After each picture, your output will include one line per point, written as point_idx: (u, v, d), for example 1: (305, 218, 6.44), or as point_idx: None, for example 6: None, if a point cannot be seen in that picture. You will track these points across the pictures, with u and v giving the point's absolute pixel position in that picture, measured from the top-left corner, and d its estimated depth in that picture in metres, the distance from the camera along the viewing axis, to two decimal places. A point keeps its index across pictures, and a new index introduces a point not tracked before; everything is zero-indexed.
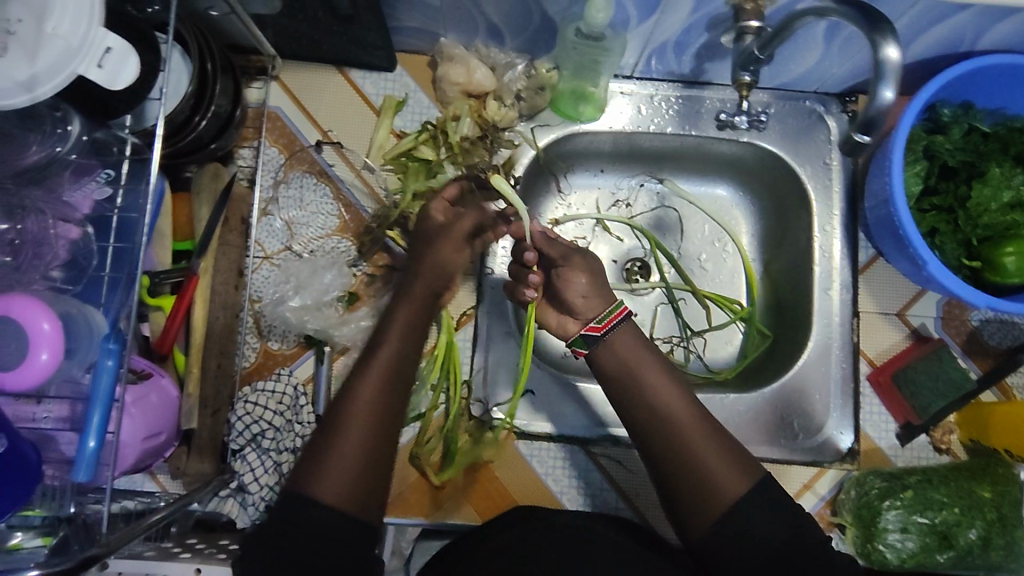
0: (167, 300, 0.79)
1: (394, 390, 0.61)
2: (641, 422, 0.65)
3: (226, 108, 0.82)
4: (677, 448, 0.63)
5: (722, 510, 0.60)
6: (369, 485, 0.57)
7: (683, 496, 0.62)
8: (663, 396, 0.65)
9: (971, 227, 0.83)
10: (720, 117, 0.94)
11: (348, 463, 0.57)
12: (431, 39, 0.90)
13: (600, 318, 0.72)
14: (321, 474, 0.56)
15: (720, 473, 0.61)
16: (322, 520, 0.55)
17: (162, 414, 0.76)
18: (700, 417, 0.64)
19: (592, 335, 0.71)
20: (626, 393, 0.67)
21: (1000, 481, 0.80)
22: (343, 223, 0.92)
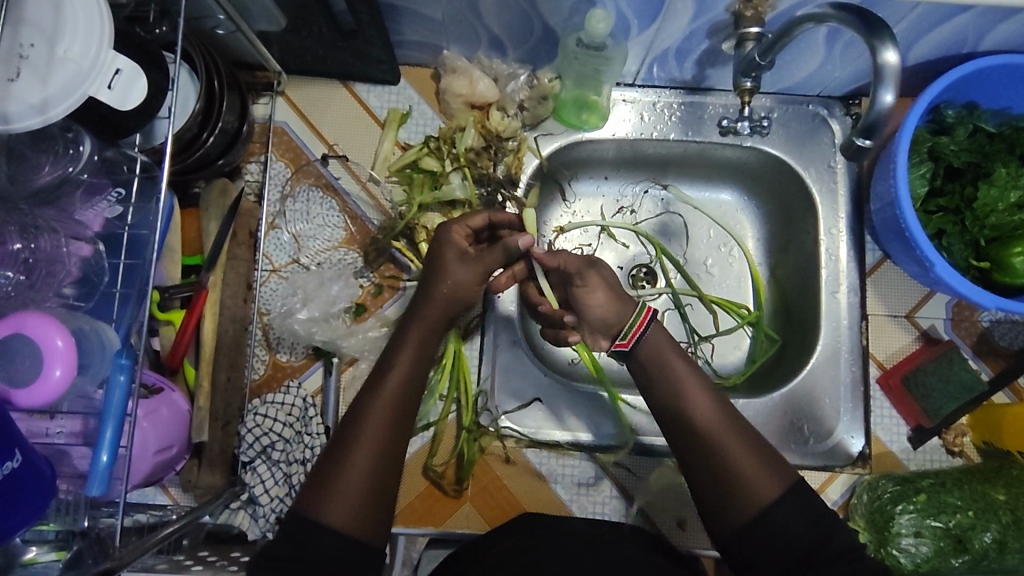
0: (178, 314, 0.81)
1: (399, 417, 0.63)
2: (669, 425, 0.66)
3: (233, 124, 0.83)
4: (706, 451, 0.62)
5: (753, 516, 0.59)
6: (374, 512, 0.59)
7: (710, 497, 0.61)
8: (695, 400, 0.65)
9: (978, 228, 0.82)
10: (722, 123, 0.94)
11: (359, 486, 0.58)
12: (434, 52, 0.91)
13: (624, 332, 0.70)
14: (332, 495, 0.58)
15: (751, 476, 0.60)
16: (326, 540, 0.56)
17: (174, 427, 0.76)
18: (731, 420, 0.64)
19: (620, 351, 0.70)
20: (660, 395, 0.67)
21: (1015, 483, 0.79)
22: (350, 234, 0.92)
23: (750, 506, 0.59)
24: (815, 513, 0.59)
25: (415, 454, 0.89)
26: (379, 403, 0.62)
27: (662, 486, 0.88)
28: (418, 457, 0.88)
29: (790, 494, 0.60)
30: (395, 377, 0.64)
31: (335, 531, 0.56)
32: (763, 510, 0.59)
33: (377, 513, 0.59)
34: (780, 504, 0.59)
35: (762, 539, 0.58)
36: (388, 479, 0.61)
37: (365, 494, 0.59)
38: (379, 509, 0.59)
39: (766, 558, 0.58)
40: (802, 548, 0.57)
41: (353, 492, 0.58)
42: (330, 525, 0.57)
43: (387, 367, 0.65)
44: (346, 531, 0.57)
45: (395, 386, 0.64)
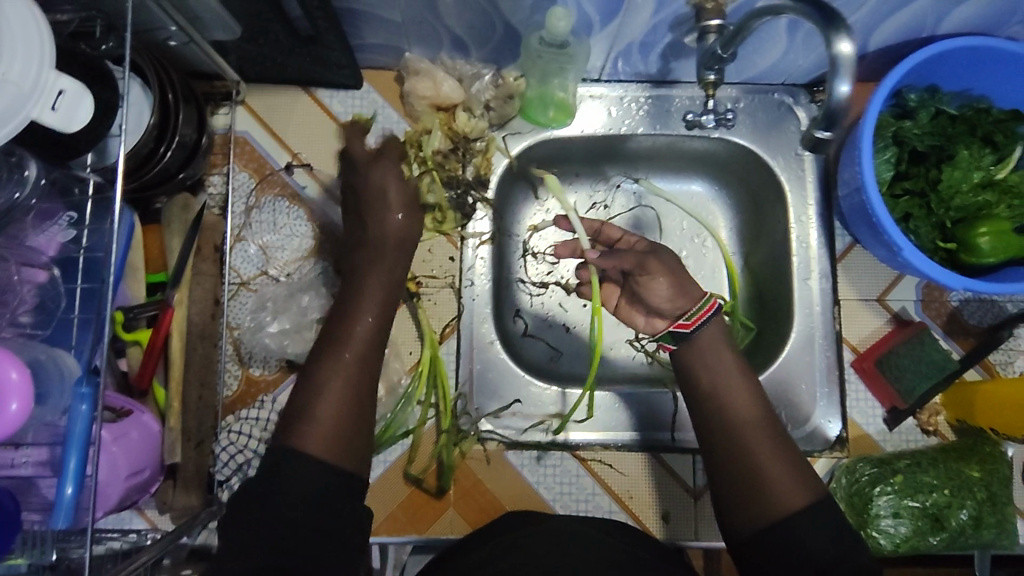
0: (144, 334, 0.79)
1: (368, 363, 0.64)
2: (703, 419, 0.67)
3: (192, 137, 0.81)
4: (735, 448, 0.64)
5: (773, 520, 0.59)
6: (347, 446, 0.60)
7: (736, 493, 0.62)
8: (736, 404, 0.66)
9: (943, 210, 0.83)
10: (687, 117, 0.95)
11: (333, 419, 0.60)
12: (396, 54, 0.90)
13: (690, 313, 0.72)
14: (305, 433, 0.59)
15: (778, 482, 0.61)
16: (308, 477, 0.56)
17: (145, 451, 0.75)
18: (769, 428, 0.64)
19: (681, 332, 0.71)
20: (701, 392, 0.69)
21: (988, 459, 0.81)
22: (318, 243, 0.90)
23: (773, 510, 0.59)
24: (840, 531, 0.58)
25: (395, 463, 0.87)
26: (347, 341, 0.65)
27: (647, 482, 0.87)
28: (399, 465, 0.87)
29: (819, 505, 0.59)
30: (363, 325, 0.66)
31: (313, 463, 0.57)
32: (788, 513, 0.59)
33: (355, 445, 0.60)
34: (806, 511, 0.59)
35: (778, 546, 0.58)
36: (358, 416, 0.61)
37: (337, 430, 0.59)
38: (354, 446, 0.60)
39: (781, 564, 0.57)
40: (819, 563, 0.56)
41: (325, 425, 0.59)
42: (308, 454, 0.57)
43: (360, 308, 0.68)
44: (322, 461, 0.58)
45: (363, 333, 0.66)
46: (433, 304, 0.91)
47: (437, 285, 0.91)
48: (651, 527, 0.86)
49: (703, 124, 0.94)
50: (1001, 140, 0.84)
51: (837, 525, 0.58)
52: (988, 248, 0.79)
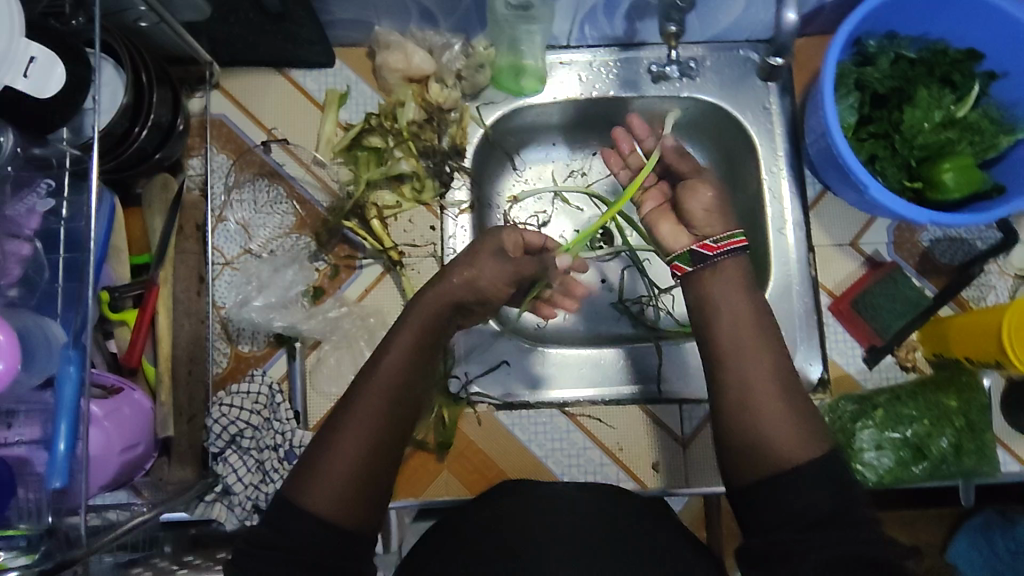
0: (131, 313, 0.80)
1: (392, 408, 0.64)
2: (716, 366, 0.67)
3: (167, 117, 0.82)
4: (742, 398, 0.64)
5: (775, 472, 0.59)
6: (356, 500, 0.60)
7: (739, 445, 0.62)
8: (746, 360, 0.65)
9: (907, 149, 0.85)
10: (652, 70, 0.97)
11: (345, 473, 0.60)
12: (366, 29, 0.92)
13: (716, 239, 0.72)
14: (314, 483, 0.59)
15: (781, 436, 0.60)
16: (308, 523, 0.57)
17: (138, 426, 0.75)
18: (780, 387, 0.64)
19: (702, 254, 0.72)
20: (717, 327, 0.68)
21: (965, 389, 0.83)
22: (300, 219, 0.91)
23: (774, 464, 0.60)
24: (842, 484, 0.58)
25: None
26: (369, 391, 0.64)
27: (635, 433, 0.89)
28: None
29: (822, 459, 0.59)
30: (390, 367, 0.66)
31: (317, 517, 0.58)
32: (790, 468, 0.59)
33: (362, 500, 0.60)
34: (809, 465, 0.59)
35: (776, 497, 0.58)
36: (372, 472, 0.61)
37: (345, 480, 0.60)
38: (364, 500, 0.60)
39: (777, 517, 0.58)
40: (813, 517, 0.56)
41: (337, 474, 0.60)
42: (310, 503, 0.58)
43: (387, 351, 0.67)
44: (325, 515, 0.58)
45: (392, 373, 0.65)
46: (417, 273, 0.90)
47: (420, 254, 0.91)
48: (642, 478, 0.88)
49: (668, 75, 0.97)
50: (959, 79, 0.85)
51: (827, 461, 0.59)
52: (952, 184, 0.82)
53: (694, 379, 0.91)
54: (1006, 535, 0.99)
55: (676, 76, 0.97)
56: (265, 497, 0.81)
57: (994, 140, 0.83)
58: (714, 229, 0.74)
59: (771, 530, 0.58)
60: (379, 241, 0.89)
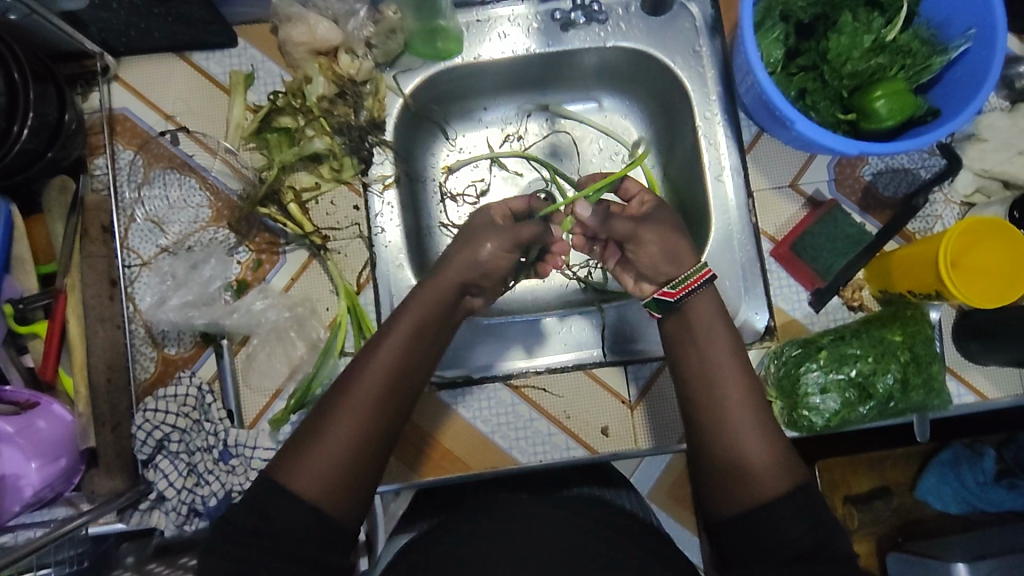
0: (41, 324, 0.78)
1: (387, 400, 0.65)
2: (694, 396, 0.68)
3: (53, 115, 0.77)
4: (720, 428, 0.65)
5: (754, 503, 0.60)
6: (347, 492, 0.60)
7: (722, 471, 0.63)
8: (727, 382, 0.67)
9: (837, 80, 0.81)
10: (557, 17, 0.92)
11: (338, 461, 0.60)
12: (264, 2, 0.86)
13: (675, 283, 0.73)
14: (305, 466, 0.60)
15: (759, 468, 0.62)
16: (301, 513, 0.57)
17: (54, 440, 0.74)
18: (760, 415, 0.65)
19: (667, 301, 0.73)
20: (695, 361, 0.70)
21: (909, 322, 0.80)
22: (216, 211, 0.87)
23: (755, 495, 0.60)
24: (819, 516, 0.59)
25: None
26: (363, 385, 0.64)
27: (581, 398, 0.87)
28: None
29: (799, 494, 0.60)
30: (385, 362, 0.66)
31: (309, 503, 0.58)
32: (768, 494, 0.60)
33: (351, 492, 0.60)
34: (787, 496, 0.60)
35: (757, 527, 0.59)
36: (364, 465, 0.62)
37: (337, 470, 0.60)
38: (352, 491, 0.61)
39: (755, 547, 0.59)
40: (793, 548, 0.57)
41: (329, 466, 0.60)
42: (300, 494, 0.58)
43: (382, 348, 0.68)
44: (316, 505, 0.58)
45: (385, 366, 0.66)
46: (344, 256, 0.87)
47: (345, 236, 0.87)
48: (592, 444, 0.86)
49: (574, 21, 0.92)
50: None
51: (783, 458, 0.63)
52: (885, 112, 0.78)
53: (644, 336, 0.88)
54: (973, 467, 0.97)
55: (582, 22, 0.92)
56: (201, 500, 0.79)
57: (928, 62, 0.79)
58: (675, 274, 0.76)
59: (750, 557, 0.59)
60: (300, 225, 0.85)
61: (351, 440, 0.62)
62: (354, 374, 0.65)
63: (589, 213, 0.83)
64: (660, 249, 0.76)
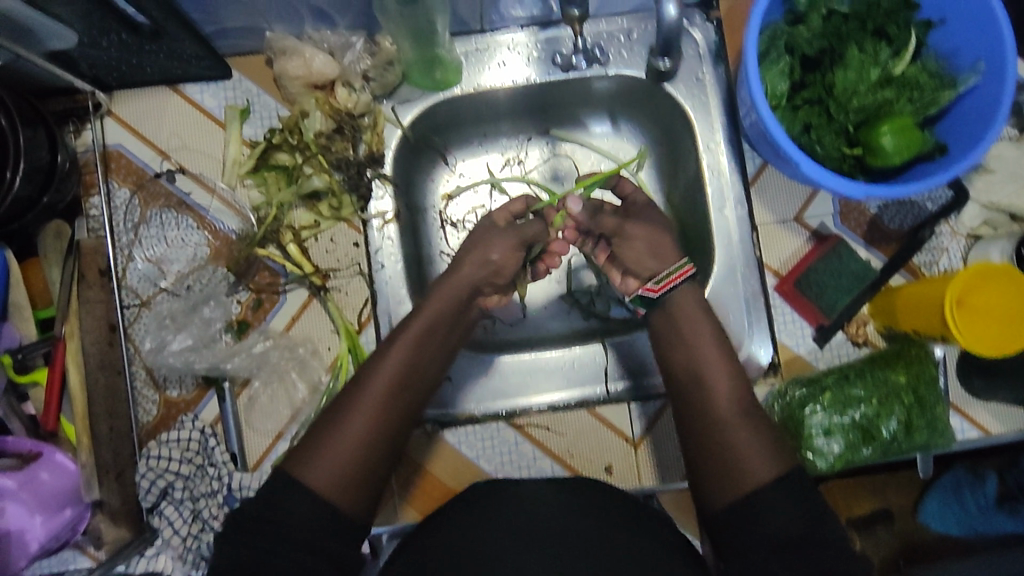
0: (41, 372, 0.77)
1: (396, 395, 0.69)
2: (681, 389, 0.74)
3: (46, 158, 0.76)
4: (708, 419, 0.70)
5: (744, 490, 0.65)
6: (353, 482, 0.64)
7: (711, 461, 0.68)
8: (710, 372, 0.72)
9: (843, 115, 0.79)
10: (558, 60, 0.91)
11: (347, 453, 0.64)
12: (257, 36, 0.84)
13: (657, 279, 0.79)
14: (317, 460, 0.64)
15: (746, 458, 0.66)
16: (308, 501, 0.61)
17: (59, 490, 0.75)
18: (744, 407, 0.70)
19: (649, 297, 0.79)
20: (681, 355, 0.75)
21: (914, 363, 0.80)
22: (215, 250, 0.86)
23: (744, 483, 0.65)
24: (807, 507, 0.63)
25: None
26: (373, 381, 0.69)
27: (584, 436, 0.87)
28: None
29: (784, 482, 0.64)
30: (395, 358, 0.70)
31: (315, 492, 0.62)
32: (755, 482, 0.64)
33: (357, 485, 0.64)
34: (772, 482, 0.64)
35: (746, 514, 0.64)
36: (371, 459, 0.66)
37: (344, 461, 0.64)
38: (357, 484, 0.64)
39: (747, 535, 0.63)
40: (779, 538, 0.61)
41: (337, 458, 0.64)
42: (308, 483, 0.62)
43: (392, 345, 0.72)
44: (322, 494, 0.62)
45: (395, 362, 0.70)
46: (344, 294, 0.86)
47: (346, 274, 0.86)
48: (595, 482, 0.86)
49: (576, 65, 0.90)
50: (894, 31, 0.78)
51: (767, 447, 0.67)
52: (891, 148, 0.75)
53: (648, 369, 0.88)
54: (975, 492, 0.96)
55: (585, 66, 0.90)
56: (206, 544, 0.80)
57: (935, 95, 0.77)
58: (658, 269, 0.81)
59: (745, 550, 0.63)
60: (299, 265, 0.85)
61: (358, 438, 0.66)
62: (366, 370, 0.70)
63: (579, 207, 0.86)
64: (650, 247, 0.81)
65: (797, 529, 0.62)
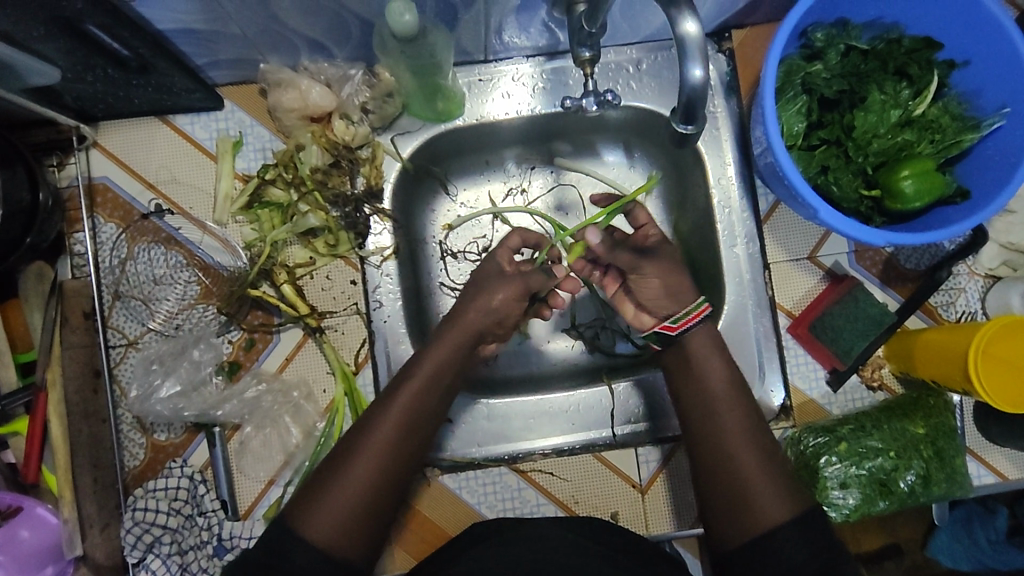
0: (20, 422, 0.75)
1: (403, 439, 0.66)
2: (690, 421, 0.71)
3: (27, 197, 0.73)
4: (720, 455, 0.67)
5: (758, 530, 0.62)
6: (354, 532, 0.62)
7: (723, 500, 0.66)
8: (720, 403, 0.70)
9: (862, 157, 0.77)
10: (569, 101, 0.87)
11: (350, 502, 0.62)
12: (251, 66, 0.81)
13: (675, 317, 0.74)
14: (317, 509, 0.61)
15: (760, 498, 0.64)
16: (308, 554, 0.59)
17: (40, 548, 0.73)
18: (756, 443, 0.67)
19: (665, 335, 0.73)
20: (688, 384, 0.72)
21: (932, 413, 0.78)
22: (205, 289, 0.82)
23: (758, 522, 0.63)
24: (826, 547, 0.60)
25: None
26: (382, 425, 0.66)
27: (590, 482, 0.84)
28: None
29: (801, 522, 0.62)
30: (402, 399, 0.68)
31: (314, 544, 0.60)
32: (771, 521, 0.62)
33: (358, 534, 0.62)
34: (788, 521, 0.62)
35: (760, 555, 0.62)
36: (373, 508, 0.63)
37: (346, 509, 0.62)
38: (358, 533, 0.62)
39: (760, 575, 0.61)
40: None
41: (339, 507, 0.62)
42: (308, 535, 0.60)
43: (401, 384, 0.69)
44: (322, 545, 0.60)
45: (403, 404, 0.68)
46: (340, 334, 0.82)
47: (342, 313, 0.83)
48: None
49: None
50: (916, 71, 0.76)
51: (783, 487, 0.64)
52: (912, 191, 0.73)
53: (655, 411, 0.85)
54: (986, 525, 0.94)
55: None
56: None
57: (958, 137, 0.75)
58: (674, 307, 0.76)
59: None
60: (293, 306, 0.81)
61: (362, 485, 0.63)
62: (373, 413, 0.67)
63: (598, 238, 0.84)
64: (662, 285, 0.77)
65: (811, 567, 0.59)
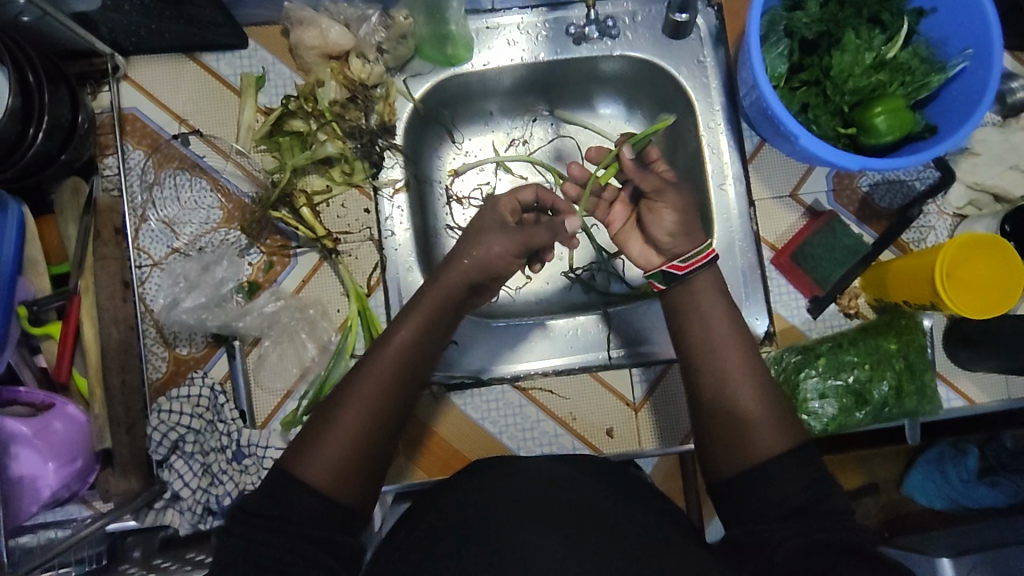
0: (54, 325, 0.79)
1: (397, 381, 0.66)
2: (691, 359, 0.70)
3: (68, 118, 0.78)
4: (720, 388, 0.67)
5: (754, 461, 0.62)
6: (352, 473, 0.62)
7: (722, 433, 0.65)
8: (722, 339, 0.69)
9: (839, 95, 0.83)
10: (572, 32, 0.94)
11: (345, 443, 0.62)
12: (275, 5, 0.87)
13: (685, 257, 0.74)
14: (315, 452, 0.61)
15: (760, 434, 0.63)
16: (307, 497, 0.59)
17: (71, 441, 0.76)
18: (760, 381, 0.66)
19: (673, 275, 0.73)
20: (691, 323, 0.71)
21: (905, 332, 0.87)
22: (227, 213, 0.88)
23: (757, 454, 0.62)
24: (817, 473, 0.61)
25: None
26: (375, 368, 0.66)
27: (587, 400, 0.90)
28: None
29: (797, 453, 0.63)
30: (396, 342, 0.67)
31: (313, 486, 0.60)
32: (772, 454, 0.62)
33: (356, 476, 0.62)
34: (788, 453, 0.62)
35: (755, 483, 0.61)
36: (370, 449, 0.63)
37: (343, 452, 0.62)
38: (357, 475, 0.62)
39: (753, 503, 0.61)
40: (791, 505, 0.59)
41: (336, 450, 0.62)
42: (307, 478, 0.60)
43: (397, 328, 0.69)
44: (320, 488, 0.60)
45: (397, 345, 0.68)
46: (354, 258, 0.88)
47: (356, 239, 0.88)
48: (597, 445, 0.89)
49: (588, 35, 0.93)
50: (888, 18, 0.83)
51: (781, 418, 0.65)
52: (884, 127, 0.80)
53: (649, 339, 0.90)
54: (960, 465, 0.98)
55: (597, 36, 0.93)
56: (215, 499, 0.81)
57: (926, 79, 0.82)
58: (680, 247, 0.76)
59: (751, 515, 0.60)
60: (311, 229, 0.86)
61: (357, 425, 0.63)
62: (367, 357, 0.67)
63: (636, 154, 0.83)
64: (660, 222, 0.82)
65: (804, 490, 0.60)
